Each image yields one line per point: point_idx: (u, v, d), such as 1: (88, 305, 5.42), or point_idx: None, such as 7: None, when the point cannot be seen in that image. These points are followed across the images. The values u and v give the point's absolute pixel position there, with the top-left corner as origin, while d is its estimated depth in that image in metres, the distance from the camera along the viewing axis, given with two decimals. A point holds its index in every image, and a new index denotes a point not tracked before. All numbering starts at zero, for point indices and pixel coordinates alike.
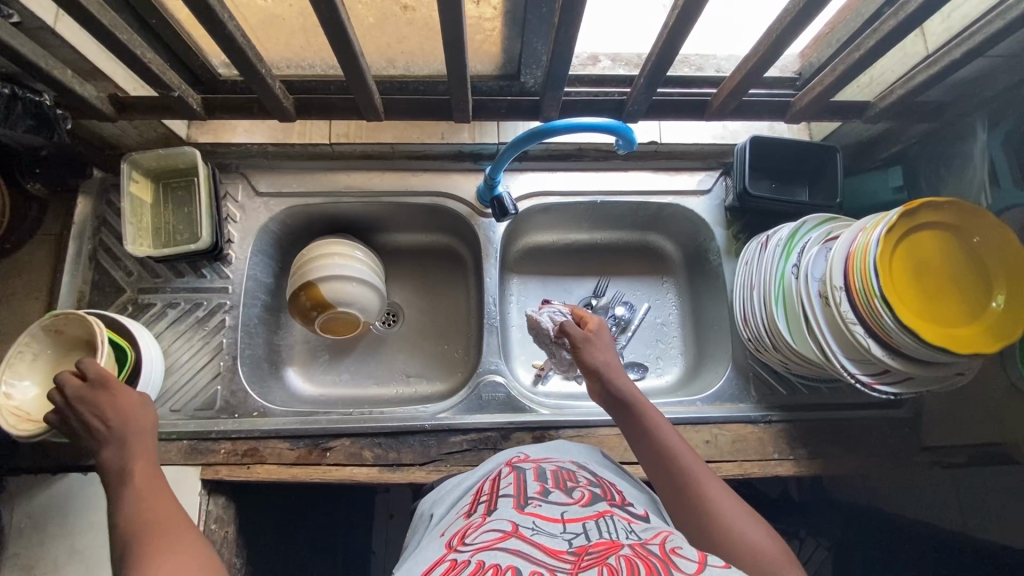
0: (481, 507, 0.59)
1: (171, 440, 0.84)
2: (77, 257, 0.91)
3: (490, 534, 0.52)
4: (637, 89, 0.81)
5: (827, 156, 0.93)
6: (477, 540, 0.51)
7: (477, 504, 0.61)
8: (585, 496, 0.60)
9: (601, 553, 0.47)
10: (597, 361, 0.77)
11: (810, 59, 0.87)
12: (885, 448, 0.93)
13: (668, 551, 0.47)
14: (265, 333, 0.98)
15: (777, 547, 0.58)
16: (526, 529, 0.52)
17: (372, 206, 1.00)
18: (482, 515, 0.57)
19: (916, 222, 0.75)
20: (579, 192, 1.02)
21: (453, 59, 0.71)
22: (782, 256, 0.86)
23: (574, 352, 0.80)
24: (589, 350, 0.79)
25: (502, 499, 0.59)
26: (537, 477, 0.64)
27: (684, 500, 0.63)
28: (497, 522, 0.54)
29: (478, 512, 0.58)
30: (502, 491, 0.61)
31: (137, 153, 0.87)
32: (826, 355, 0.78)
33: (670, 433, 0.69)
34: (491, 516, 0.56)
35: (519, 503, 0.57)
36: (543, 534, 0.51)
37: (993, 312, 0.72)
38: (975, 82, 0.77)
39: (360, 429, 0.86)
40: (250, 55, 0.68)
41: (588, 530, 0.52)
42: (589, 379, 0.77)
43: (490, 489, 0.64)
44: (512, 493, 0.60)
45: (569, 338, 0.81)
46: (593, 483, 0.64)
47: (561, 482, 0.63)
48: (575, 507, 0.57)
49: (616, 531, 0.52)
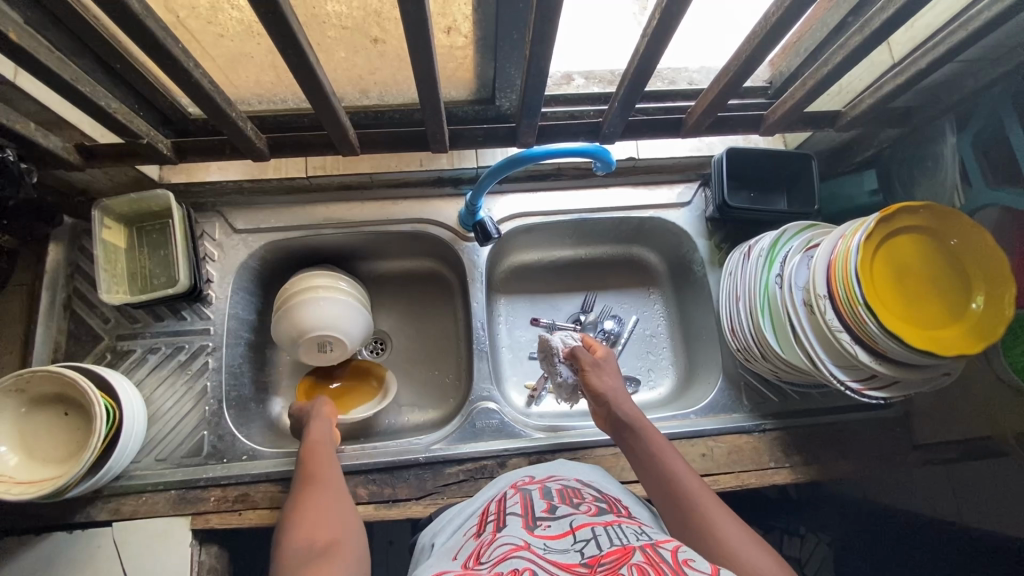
0: (490, 526, 0.59)
1: (157, 490, 0.82)
2: (51, 307, 0.88)
3: (504, 547, 0.52)
4: (613, 112, 0.81)
5: (803, 164, 0.94)
6: (492, 556, 0.51)
7: (486, 523, 0.61)
8: (592, 508, 0.60)
9: (614, 563, 0.46)
10: (605, 387, 0.79)
11: (780, 69, 0.89)
12: (880, 450, 0.93)
13: (680, 561, 0.46)
14: (251, 372, 0.96)
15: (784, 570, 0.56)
16: (538, 546, 0.52)
17: (353, 236, 0.98)
18: (492, 533, 0.57)
19: (893, 229, 0.76)
20: (561, 211, 1.02)
21: (427, 88, 0.71)
22: (765, 265, 0.86)
23: (584, 375, 0.82)
24: (599, 373, 0.81)
25: (511, 517, 0.59)
26: (544, 495, 0.64)
27: (688, 520, 0.62)
28: (509, 538, 0.54)
29: (488, 530, 0.58)
30: (509, 510, 0.61)
31: (108, 200, 0.85)
32: (814, 363, 0.78)
33: (675, 457, 0.69)
34: (501, 532, 0.56)
35: (529, 522, 0.57)
36: (554, 551, 0.51)
37: (973, 312, 0.73)
38: (941, 88, 0.79)
39: (353, 466, 0.85)
40: (218, 98, 0.66)
41: (597, 536, 0.52)
42: (597, 403, 0.79)
43: (497, 508, 0.63)
44: (521, 512, 0.60)
45: (579, 361, 0.83)
46: (599, 498, 0.64)
47: (567, 498, 0.63)
48: (583, 516, 0.57)
49: (627, 536, 0.53)
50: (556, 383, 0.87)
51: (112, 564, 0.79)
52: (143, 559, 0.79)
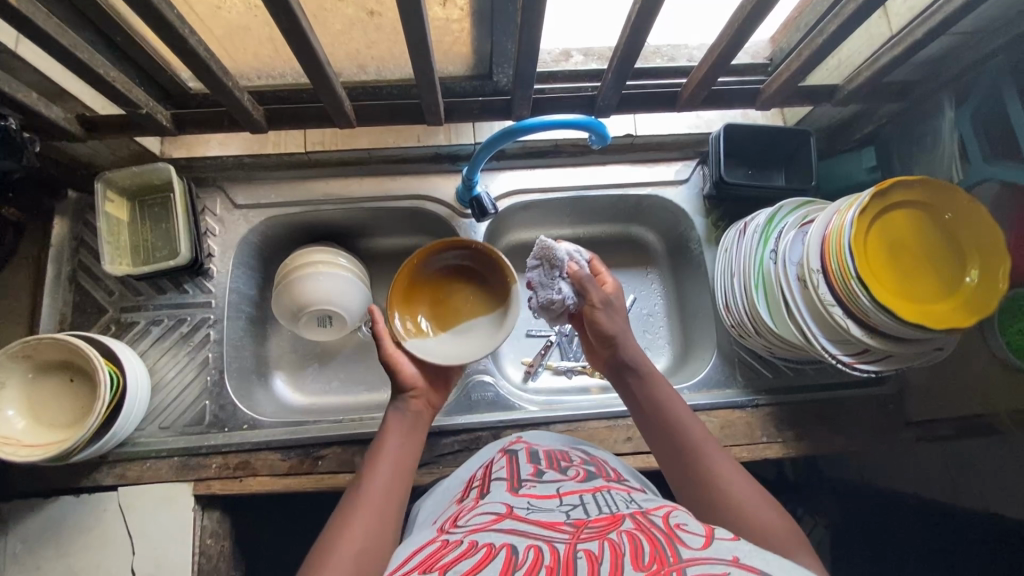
0: (474, 492, 0.60)
1: (161, 457, 0.85)
2: (57, 279, 0.90)
3: (484, 516, 0.53)
4: (607, 82, 0.81)
5: (802, 140, 0.94)
6: (470, 522, 0.52)
7: (470, 490, 0.62)
8: (581, 473, 0.61)
9: (602, 529, 0.48)
10: (615, 329, 0.74)
11: (780, 44, 0.88)
12: (872, 427, 0.94)
13: (672, 525, 0.48)
14: (252, 345, 0.98)
15: (785, 525, 0.56)
16: (521, 509, 0.53)
17: (352, 212, 0.99)
18: (474, 499, 0.58)
19: (889, 204, 0.75)
20: (559, 188, 1.02)
21: (421, 61, 0.71)
22: (761, 242, 0.87)
23: (591, 312, 0.74)
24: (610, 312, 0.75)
25: (496, 482, 0.60)
26: (531, 458, 0.66)
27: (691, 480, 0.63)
28: (490, 504, 0.55)
29: (471, 497, 0.60)
30: (495, 475, 0.62)
31: (111, 172, 0.87)
32: (807, 338, 0.79)
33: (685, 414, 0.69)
34: (484, 499, 0.57)
35: (513, 485, 0.58)
36: (539, 512, 0.52)
37: (967, 286, 0.74)
38: (940, 61, 0.78)
39: (351, 436, 0.86)
40: (214, 68, 0.67)
41: (586, 503, 0.53)
42: (603, 345, 0.75)
43: (483, 474, 0.65)
44: (506, 476, 0.61)
45: (589, 297, 0.74)
46: (586, 462, 0.66)
47: (554, 463, 0.64)
48: (571, 482, 0.59)
49: (616, 504, 0.53)
50: (548, 299, 0.76)
51: (117, 527, 0.82)
52: (148, 522, 0.82)
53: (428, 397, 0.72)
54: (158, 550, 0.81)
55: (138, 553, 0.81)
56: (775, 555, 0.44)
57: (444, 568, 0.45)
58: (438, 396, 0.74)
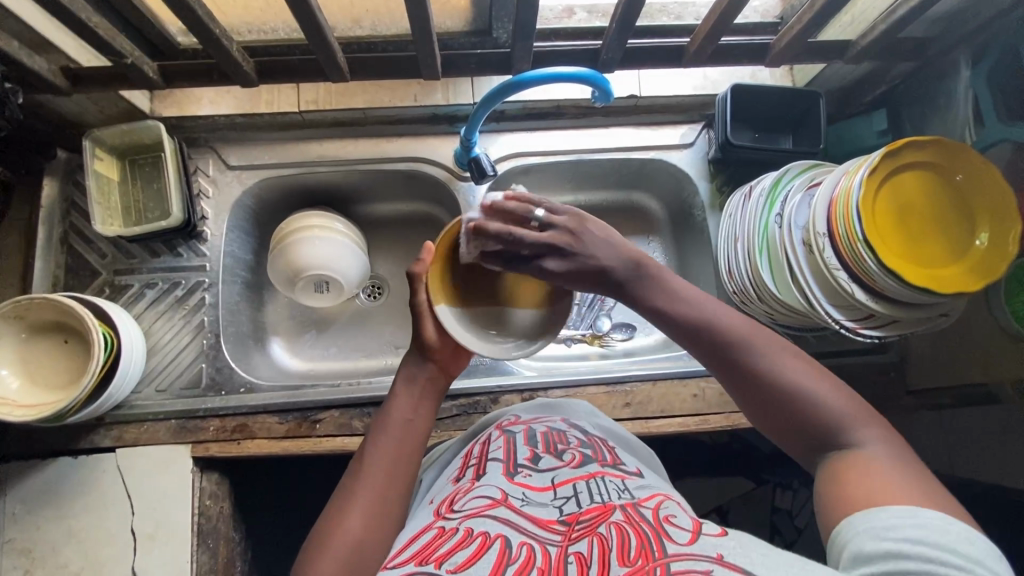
0: (470, 473, 0.59)
1: (159, 419, 0.85)
2: (48, 242, 0.89)
3: (479, 500, 0.52)
4: (611, 36, 0.78)
5: (811, 102, 0.91)
6: (465, 507, 0.52)
7: (467, 469, 0.60)
8: (575, 458, 0.59)
9: (592, 523, 0.48)
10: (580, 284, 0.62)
11: (791, 1, 0.84)
12: (873, 395, 0.93)
13: (661, 518, 0.48)
14: (249, 309, 0.97)
15: (845, 398, 0.52)
16: (516, 498, 0.52)
17: (348, 175, 0.97)
18: (470, 481, 0.57)
19: (899, 165, 0.73)
20: (560, 151, 0.99)
21: (418, 11, 0.68)
22: (766, 206, 0.84)
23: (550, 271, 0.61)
24: (578, 264, 0.60)
25: (492, 463, 0.58)
26: (528, 440, 0.62)
27: (743, 384, 0.56)
28: (486, 488, 0.54)
29: (467, 477, 0.58)
30: (491, 456, 0.60)
31: (99, 130, 0.84)
32: (810, 304, 0.77)
33: (699, 302, 0.59)
34: (480, 481, 0.56)
35: (509, 470, 0.57)
36: (532, 505, 0.52)
37: (976, 249, 0.72)
38: (959, 14, 0.75)
39: (348, 399, 0.86)
40: (202, 14, 0.65)
41: (578, 494, 0.52)
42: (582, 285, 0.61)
43: (479, 453, 0.62)
44: (501, 458, 0.59)
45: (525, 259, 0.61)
46: (584, 444, 0.62)
47: (551, 445, 0.61)
48: (565, 469, 0.56)
49: (608, 492, 0.52)
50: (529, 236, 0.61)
51: (115, 488, 0.82)
52: (146, 484, 0.82)
53: (444, 363, 0.67)
54: (157, 510, 0.81)
55: (137, 513, 0.81)
56: (759, 549, 0.44)
57: (441, 560, 0.45)
58: (459, 362, 0.69)
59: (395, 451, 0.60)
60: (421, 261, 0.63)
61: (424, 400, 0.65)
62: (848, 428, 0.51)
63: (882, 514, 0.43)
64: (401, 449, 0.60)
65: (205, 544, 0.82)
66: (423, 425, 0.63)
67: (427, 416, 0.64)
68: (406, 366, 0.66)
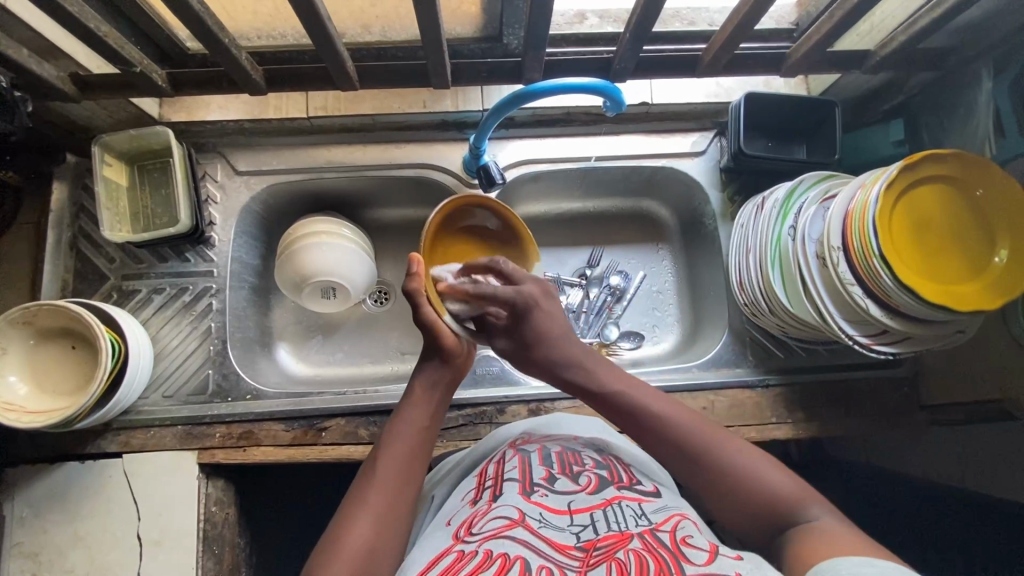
0: (486, 493, 0.58)
1: (165, 425, 0.85)
2: (57, 245, 0.89)
3: (497, 521, 0.52)
4: (625, 43, 0.76)
5: (826, 110, 0.89)
6: (484, 529, 0.51)
7: (482, 488, 0.59)
8: (592, 481, 0.58)
9: (610, 548, 0.48)
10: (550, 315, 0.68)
11: (808, 9, 0.83)
12: (883, 409, 0.92)
13: (678, 540, 0.48)
14: (256, 315, 0.97)
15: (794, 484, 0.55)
16: (533, 519, 0.52)
17: (356, 181, 0.96)
18: (487, 502, 0.56)
19: (918, 178, 0.71)
20: (568, 158, 0.98)
21: (427, 20, 0.67)
22: (779, 218, 0.83)
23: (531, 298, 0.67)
24: (536, 321, 0.67)
25: (508, 484, 0.58)
26: (543, 459, 0.61)
27: (693, 473, 0.58)
28: (503, 508, 0.53)
29: (483, 498, 0.57)
30: (507, 475, 0.59)
31: (108, 136, 0.84)
32: (823, 318, 0.76)
33: (645, 390, 0.64)
34: (496, 502, 0.55)
35: (526, 488, 0.56)
36: (550, 528, 0.51)
37: (995, 267, 0.70)
38: (981, 26, 0.73)
39: (354, 408, 0.86)
40: (211, 24, 0.64)
41: (596, 522, 0.52)
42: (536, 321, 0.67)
43: (495, 472, 0.61)
44: (518, 477, 0.58)
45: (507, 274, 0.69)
46: (599, 464, 0.61)
47: (567, 466, 0.60)
48: (582, 495, 0.55)
49: (626, 520, 0.52)
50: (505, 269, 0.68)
51: (121, 493, 0.82)
52: (153, 489, 0.82)
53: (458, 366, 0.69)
54: (163, 517, 0.81)
55: (144, 519, 0.81)
56: (775, 570, 0.44)
57: None
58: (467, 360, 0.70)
59: (407, 458, 0.60)
60: (413, 274, 0.65)
61: (435, 410, 0.65)
62: (795, 506, 0.53)
63: (847, 562, 0.44)
64: (413, 456, 0.60)
65: (210, 550, 0.83)
66: (433, 434, 0.64)
67: (438, 424, 0.65)
68: (422, 371, 0.67)
